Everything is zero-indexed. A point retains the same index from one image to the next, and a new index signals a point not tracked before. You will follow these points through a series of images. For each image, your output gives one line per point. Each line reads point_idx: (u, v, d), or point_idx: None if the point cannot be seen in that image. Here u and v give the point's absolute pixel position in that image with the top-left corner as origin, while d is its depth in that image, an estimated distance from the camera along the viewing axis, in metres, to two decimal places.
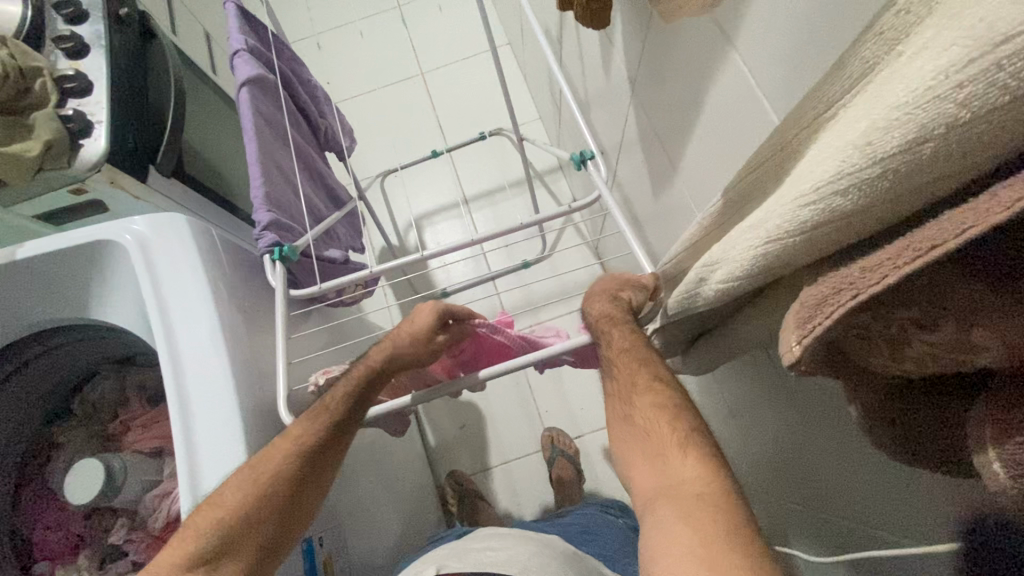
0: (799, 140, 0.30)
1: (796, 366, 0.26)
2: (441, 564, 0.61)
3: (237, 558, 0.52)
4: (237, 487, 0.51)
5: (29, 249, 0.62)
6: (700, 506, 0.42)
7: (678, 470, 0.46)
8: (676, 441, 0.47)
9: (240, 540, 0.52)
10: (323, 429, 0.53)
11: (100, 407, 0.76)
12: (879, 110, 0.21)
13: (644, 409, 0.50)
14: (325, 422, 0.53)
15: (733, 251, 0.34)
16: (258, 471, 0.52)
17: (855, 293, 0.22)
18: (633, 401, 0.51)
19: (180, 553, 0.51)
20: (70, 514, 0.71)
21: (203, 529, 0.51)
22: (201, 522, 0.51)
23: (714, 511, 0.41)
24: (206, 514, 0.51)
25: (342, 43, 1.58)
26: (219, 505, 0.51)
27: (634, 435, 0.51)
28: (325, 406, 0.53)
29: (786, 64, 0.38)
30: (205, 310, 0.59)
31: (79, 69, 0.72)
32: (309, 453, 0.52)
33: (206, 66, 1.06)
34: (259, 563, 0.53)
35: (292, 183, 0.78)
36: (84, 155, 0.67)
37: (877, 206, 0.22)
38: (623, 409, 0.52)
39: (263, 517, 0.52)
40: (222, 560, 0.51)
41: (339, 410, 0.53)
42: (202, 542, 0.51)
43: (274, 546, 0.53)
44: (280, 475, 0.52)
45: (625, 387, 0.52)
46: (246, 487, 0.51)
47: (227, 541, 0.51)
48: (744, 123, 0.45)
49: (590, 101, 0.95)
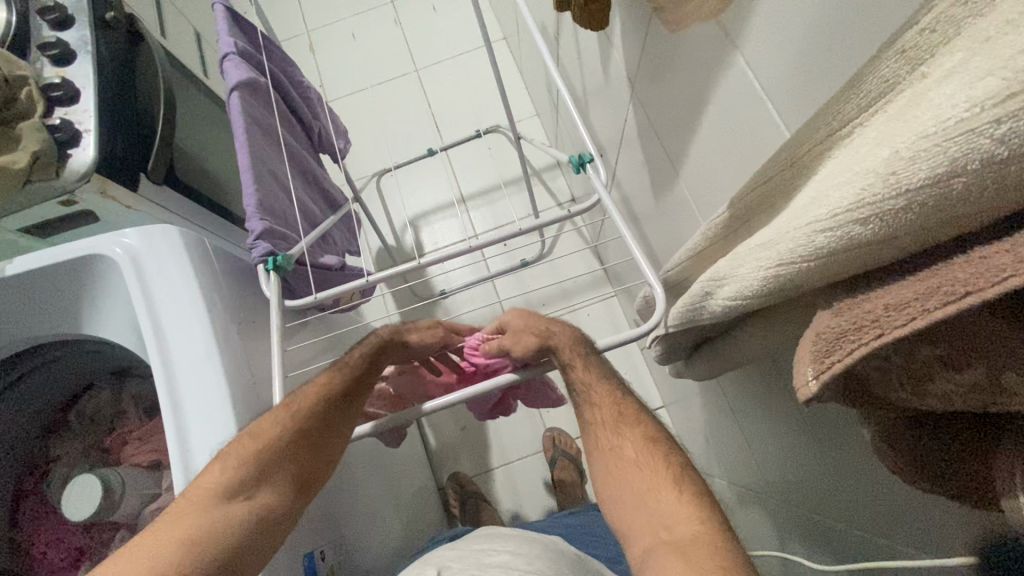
0: (811, 157, 0.29)
1: (809, 399, 0.25)
2: (442, 565, 0.57)
3: (272, 486, 0.52)
4: (275, 419, 0.52)
5: (18, 265, 0.61)
6: (699, 544, 0.41)
7: (670, 507, 0.45)
8: (668, 476, 0.47)
9: (275, 468, 0.52)
10: (349, 377, 0.57)
11: (97, 420, 0.75)
12: (903, 138, 0.20)
13: (635, 442, 0.50)
14: (349, 372, 0.57)
15: (742, 269, 0.33)
16: (294, 407, 0.53)
17: (879, 331, 0.21)
18: (619, 435, 0.51)
19: (219, 479, 0.50)
20: (68, 528, 0.70)
21: (242, 458, 0.50)
22: (237, 450, 0.50)
23: (713, 544, 0.41)
24: (243, 444, 0.51)
25: (334, 42, 1.56)
26: (257, 436, 0.51)
27: (622, 469, 0.50)
28: (350, 358, 0.58)
29: (795, 72, 0.36)
30: (199, 323, 0.58)
31: (65, 77, 0.70)
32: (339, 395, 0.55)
33: (196, 68, 1.04)
34: (290, 495, 0.53)
35: (286, 190, 0.77)
36: (73, 165, 0.66)
37: (898, 237, 0.21)
38: (608, 442, 0.52)
39: (299, 451, 0.53)
40: (257, 488, 0.51)
41: (361, 362, 0.58)
42: (238, 469, 0.50)
43: (303, 481, 0.54)
44: (315, 412, 0.53)
45: (609, 420, 0.52)
46: (283, 419, 0.52)
47: (264, 468, 0.51)
48: (750, 129, 0.44)
49: (588, 99, 0.93)
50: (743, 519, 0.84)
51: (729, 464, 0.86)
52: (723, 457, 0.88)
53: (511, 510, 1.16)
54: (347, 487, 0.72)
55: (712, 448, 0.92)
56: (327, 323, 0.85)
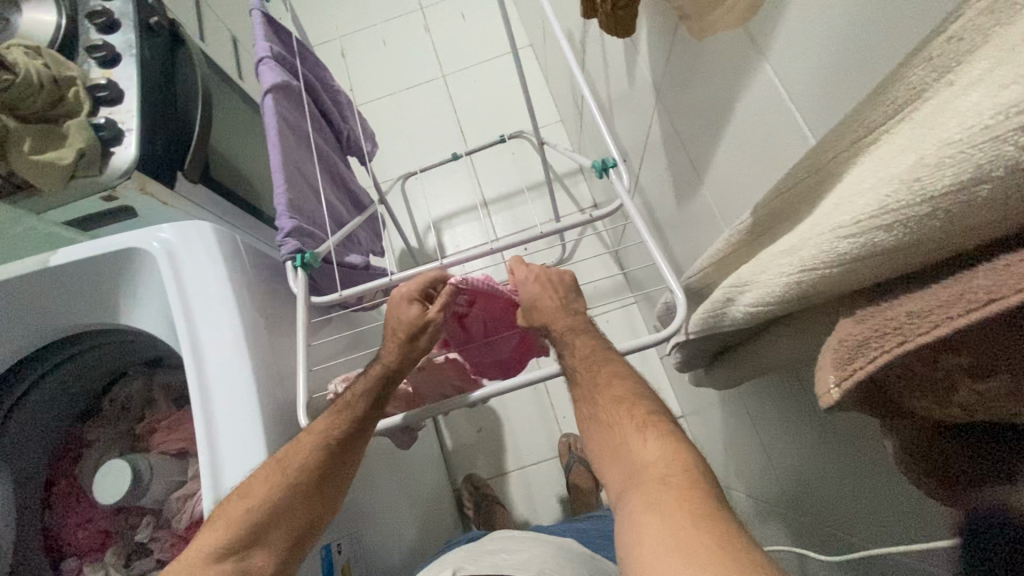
0: (836, 164, 0.29)
1: (831, 407, 0.25)
2: (457, 566, 0.58)
3: (267, 547, 0.53)
4: (266, 478, 0.52)
5: (63, 256, 0.64)
6: (669, 482, 0.40)
7: (641, 453, 0.45)
8: (635, 425, 0.47)
9: (270, 527, 0.53)
10: (345, 425, 0.54)
11: (128, 408, 0.78)
12: (929, 145, 0.20)
13: (605, 403, 0.50)
14: (350, 415, 0.55)
15: (764, 275, 0.33)
16: (284, 464, 0.53)
17: (902, 339, 0.21)
18: (595, 400, 0.51)
19: (215, 539, 0.52)
20: (97, 512, 0.73)
21: (233, 520, 0.52)
22: (229, 512, 0.52)
23: (682, 482, 0.40)
24: (235, 504, 0.52)
25: (364, 47, 1.59)
26: (248, 496, 0.52)
27: (599, 432, 0.50)
28: (349, 400, 0.55)
29: (822, 79, 0.36)
30: (229, 316, 0.60)
31: (110, 78, 0.74)
32: (333, 446, 0.54)
33: (231, 71, 1.08)
34: (288, 552, 0.54)
35: (315, 190, 0.79)
36: (115, 163, 0.69)
37: (923, 245, 0.21)
38: (588, 411, 0.51)
39: (292, 506, 0.54)
40: (253, 549, 0.52)
41: (361, 406, 0.55)
42: (231, 532, 0.52)
43: (301, 536, 0.55)
44: (305, 470, 0.53)
45: (586, 390, 0.51)
46: (273, 478, 0.52)
47: (258, 528, 0.52)
48: (775, 138, 0.44)
49: (613, 105, 0.94)
50: (763, 531, 0.83)
51: (747, 475, 0.85)
52: (740, 466, 0.87)
53: (525, 515, 1.16)
54: (364, 483, 0.74)
55: (732, 459, 0.91)
56: (349, 321, 0.86)
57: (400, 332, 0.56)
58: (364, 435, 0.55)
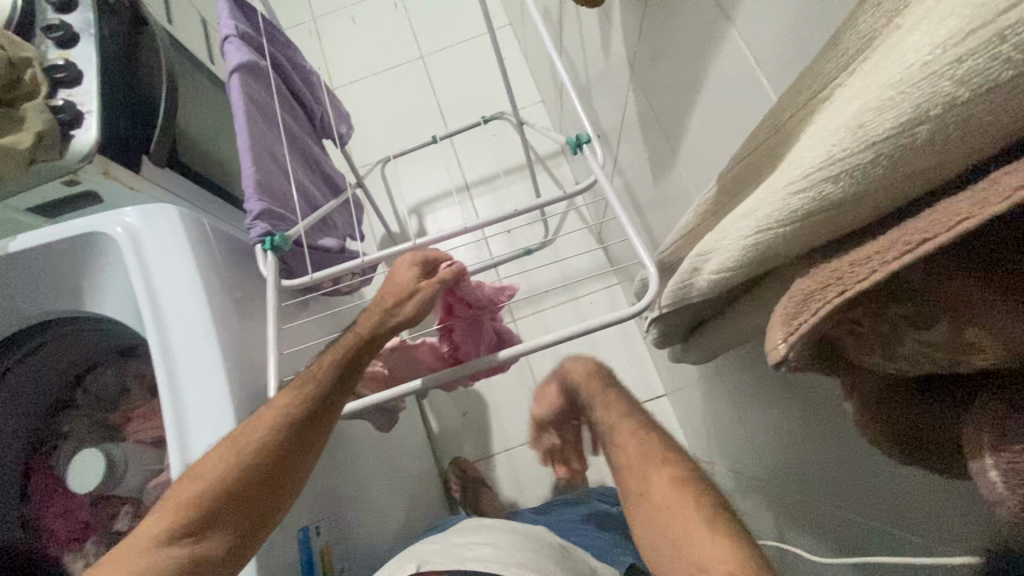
0: (795, 121, 0.28)
1: (782, 365, 0.25)
2: (421, 560, 0.58)
3: (222, 528, 0.52)
4: (220, 459, 0.51)
5: (23, 241, 0.62)
6: None
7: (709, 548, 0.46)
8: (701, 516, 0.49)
9: (225, 510, 0.52)
10: (306, 401, 0.52)
11: (103, 399, 0.76)
12: (872, 90, 0.19)
13: (663, 483, 0.54)
14: (311, 391, 0.52)
15: (725, 240, 0.32)
16: (241, 443, 0.52)
17: (842, 289, 0.20)
18: (649, 474, 0.55)
19: (171, 519, 0.52)
20: (76, 500, 0.71)
21: (187, 500, 0.52)
22: (185, 492, 0.52)
23: None
24: (189, 485, 0.52)
25: (339, 29, 1.56)
26: (202, 478, 0.51)
27: (657, 514, 0.53)
28: (309, 377, 0.52)
29: (788, 42, 0.35)
30: (196, 300, 0.59)
31: (68, 59, 0.71)
32: (289, 428, 0.52)
33: (200, 52, 1.05)
34: (241, 537, 0.52)
35: (286, 172, 0.77)
36: (76, 146, 0.67)
37: (867, 194, 0.21)
38: (639, 484, 0.55)
39: (246, 489, 0.52)
40: (207, 531, 0.52)
41: (324, 382, 0.52)
42: (180, 518, 0.51)
43: (256, 524, 0.53)
44: (260, 453, 0.51)
45: (639, 463, 0.56)
46: (227, 460, 0.51)
47: (209, 512, 0.52)
48: (742, 106, 0.43)
49: (591, 83, 0.92)
50: (747, 506, 0.84)
51: (730, 452, 0.85)
52: (725, 446, 0.87)
53: (512, 497, 1.17)
54: (343, 467, 0.73)
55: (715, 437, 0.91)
56: (325, 305, 0.85)
57: (389, 295, 0.54)
58: (327, 414, 0.52)
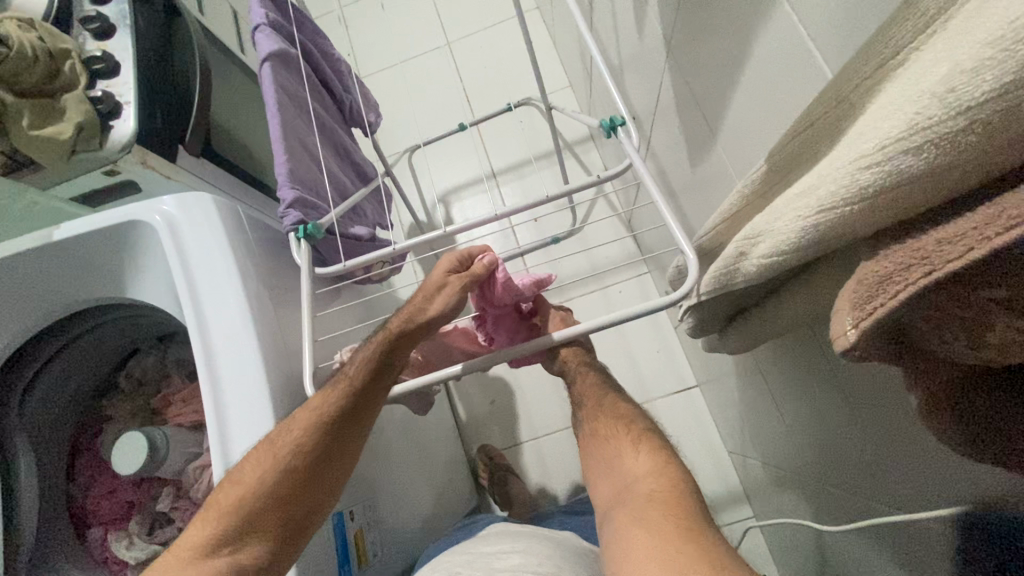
0: (859, 93, 0.26)
1: (848, 352, 0.24)
2: (452, 571, 0.56)
3: (263, 530, 0.54)
4: (257, 464, 0.53)
5: (66, 230, 0.64)
6: (654, 503, 0.46)
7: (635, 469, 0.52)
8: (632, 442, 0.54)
9: (266, 512, 0.54)
10: (339, 402, 0.53)
11: (145, 382, 0.79)
12: (964, 49, 0.18)
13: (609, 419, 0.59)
14: (342, 393, 0.53)
15: (778, 222, 0.31)
16: (277, 446, 0.53)
17: (928, 269, 0.19)
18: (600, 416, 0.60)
19: (213, 525, 0.54)
20: (120, 483, 0.74)
21: (228, 505, 0.53)
22: (227, 498, 0.53)
23: (668, 500, 0.46)
24: (229, 491, 0.53)
25: (365, 17, 1.56)
26: (243, 482, 0.53)
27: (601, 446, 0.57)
28: (341, 378, 0.53)
29: (848, 9, 0.33)
30: (233, 287, 0.60)
31: (106, 50, 0.72)
32: (323, 428, 0.53)
33: (231, 41, 1.06)
34: (284, 536, 0.54)
35: (317, 160, 0.77)
36: (115, 136, 0.68)
37: (954, 167, 0.19)
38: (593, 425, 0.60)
39: (285, 489, 0.54)
40: (249, 534, 0.54)
41: (355, 383, 0.53)
42: (223, 523, 0.53)
43: (298, 520, 0.55)
44: (296, 454, 0.53)
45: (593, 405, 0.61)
46: (265, 463, 0.53)
47: (250, 515, 0.54)
48: (792, 81, 0.41)
49: (624, 66, 0.89)
50: (783, 499, 0.82)
51: (764, 444, 0.83)
52: (759, 436, 0.85)
53: (539, 486, 1.16)
54: (376, 453, 0.74)
55: (749, 429, 0.89)
56: (356, 292, 0.85)
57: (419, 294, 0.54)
58: (361, 413, 0.53)
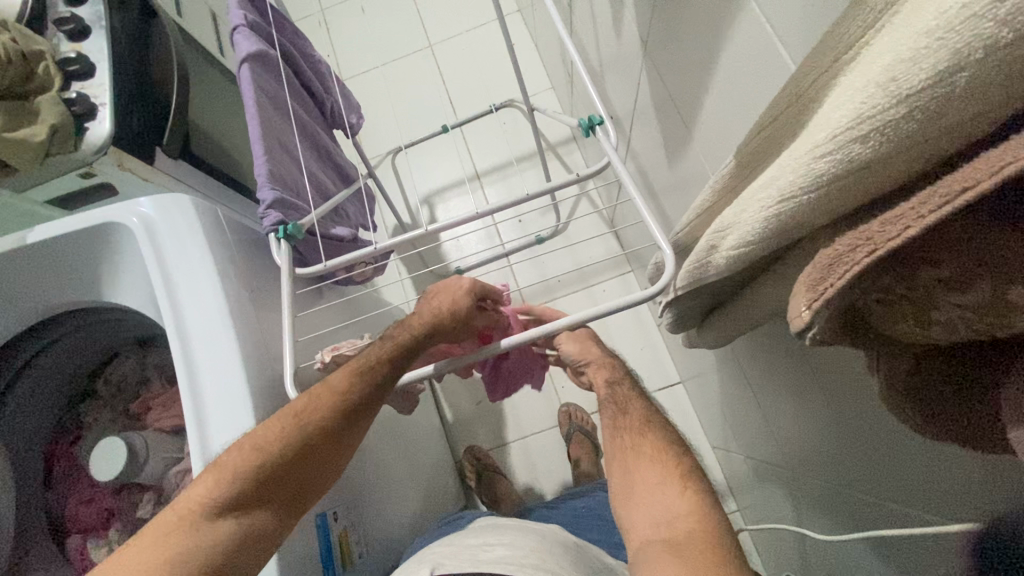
0: (818, 86, 0.27)
1: (806, 334, 0.25)
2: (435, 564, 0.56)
3: (268, 503, 0.52)
4: (275, 432, 0.50)
5: (39, 233, 0.63)
6: (694, 544, 0.45)
7: (675, 502, 0.50)
8: (672, 473, 0.52)
9: (273, 487, 0.52)
10: (366, 386, 0.52)
11: (123, 388, 0.77)
12: (903, 42, 0.18)
13: (653, 440, 0.55)
14: (370, 376, 0.52)
15: (745, 213, 0.31)
16: (300, 418, 0.51)
17: (873, 248, 0.20)
18: (641, 435, 0.56)
19: (218, 490, 0.50)
20: (101, 490, 0.72)
21: (239, 470, 0.50)
22: (237, 460, 0.50)
23: (709, 546, 0.45)
24: (242, 454, 0.51)
25: (346, 21, 1.55)
26: (255, 448, 0.51)
27: (638, 465, 0.55)
28: (368, 361, 0.52)
29: (809, 7, 0.34)
30: (211, 288, 0.59)
31: (80, 51, 0.71)
32: (348, 408, 0.52)
33: (209, 43, 1.05)
34: (287, 513, 0.53)
35: (297, 161, 0.77)
36: (90, 138, 0.67)
37: (899, 152, 0.20)
38: (629, 442, 0.57)
39: (297, 465, 0.52)
40: (253, 507, 0.51)
41: (383, 368, 0.52)
42: (228, 490, 0.50)
43: (300, 500, 0.53)
44: (318, 432, 0.51)
45: (636, 424, 0.57)
46: (286, 434, 0.51)
47: (258, 488, 0.51)
48: (760, 80, 0.42)
49: (604, 67, 0.90)
50: (765, 492, 0.83)
51: (746, 439, 0.85)
52: (740, 431, 0.87)
53: (526, 486, 1.17)
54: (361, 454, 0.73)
55: (731, 424, 0.90)
56: (339, 292, 0.85)
57: (443, 314, 0.54)
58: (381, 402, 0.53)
